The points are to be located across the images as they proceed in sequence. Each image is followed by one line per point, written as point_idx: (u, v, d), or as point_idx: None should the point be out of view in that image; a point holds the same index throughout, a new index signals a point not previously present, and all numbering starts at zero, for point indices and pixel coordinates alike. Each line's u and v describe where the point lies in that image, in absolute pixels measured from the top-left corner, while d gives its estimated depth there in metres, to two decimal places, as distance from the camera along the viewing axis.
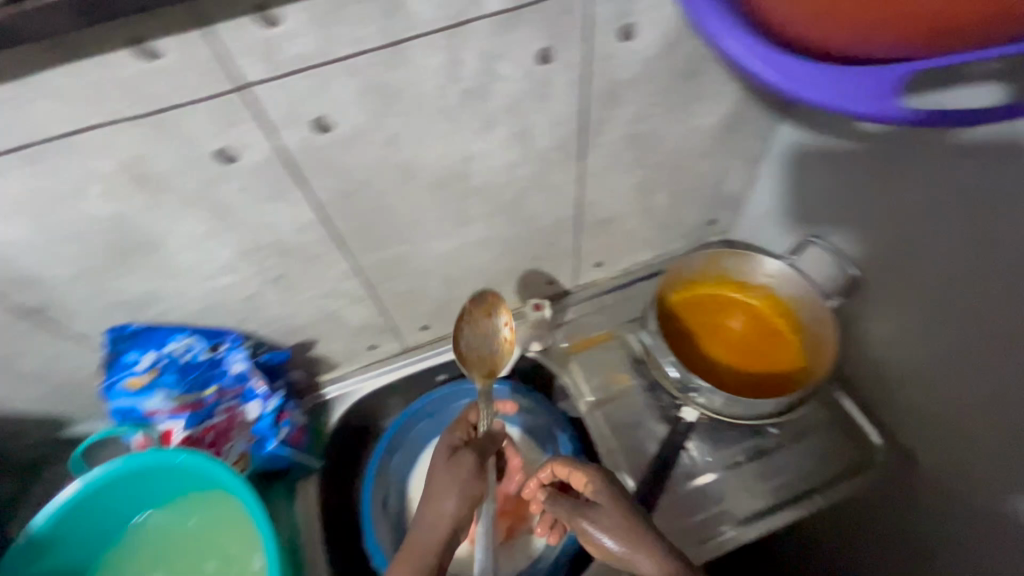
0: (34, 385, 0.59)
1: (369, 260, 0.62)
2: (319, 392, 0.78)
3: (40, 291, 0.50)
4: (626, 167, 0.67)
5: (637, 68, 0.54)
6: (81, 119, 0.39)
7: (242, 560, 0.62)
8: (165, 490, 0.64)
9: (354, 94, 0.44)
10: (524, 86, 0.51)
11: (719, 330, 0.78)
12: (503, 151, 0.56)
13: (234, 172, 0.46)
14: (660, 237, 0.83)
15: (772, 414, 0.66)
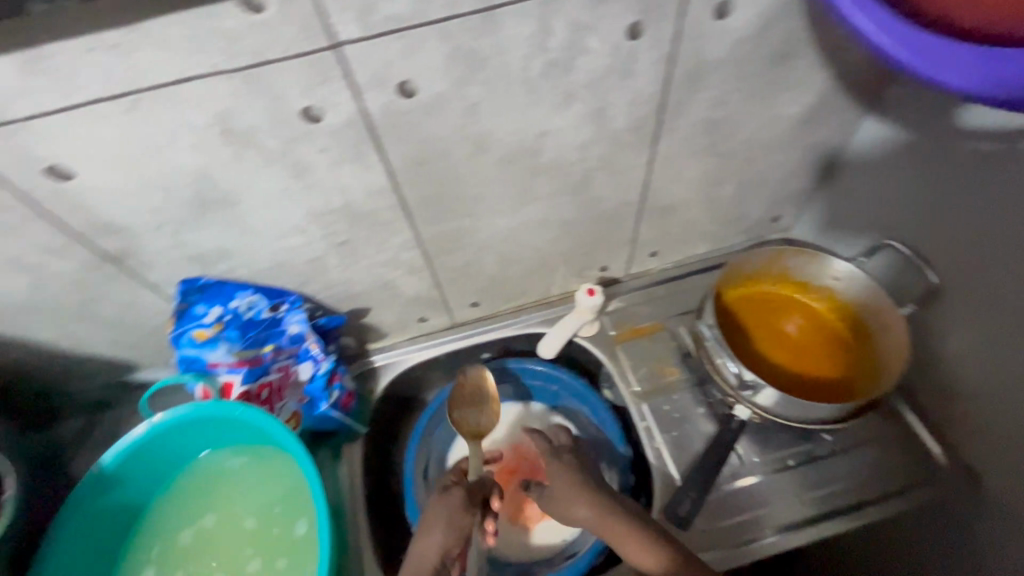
0: (108, 329, 0.62)
1: (431, 232, 0.62)
2: (367, 359, 0.79)
3: (123, 238, 0.51)
4: (698, 154, 0.64)
5: (726, 49, 0.52)
6: (182, 68, 0.39)
7: (288, 522, 0.63)
8: (223, 438, 0.66)
9: (442, 59, 0.44)
10: (609, 61, 0.49)
11: (777, 331, 0.75)
12: (577, 128, 0.55)
13: (316, 132, 0.46)
14: (721, 231, 0.81)
15: (832, 420, 0.63)
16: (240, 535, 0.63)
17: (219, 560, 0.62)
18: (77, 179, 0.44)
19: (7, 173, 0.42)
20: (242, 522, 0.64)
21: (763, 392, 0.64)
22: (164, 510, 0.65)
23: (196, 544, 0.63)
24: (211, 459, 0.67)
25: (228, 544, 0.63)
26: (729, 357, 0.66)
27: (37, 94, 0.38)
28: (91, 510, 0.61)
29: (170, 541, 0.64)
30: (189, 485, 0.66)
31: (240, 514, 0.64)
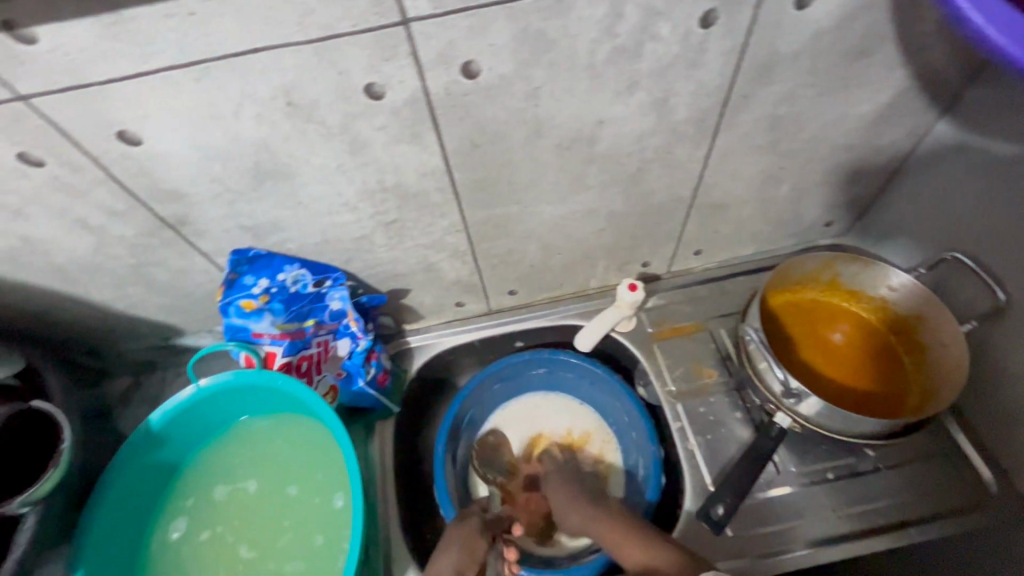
0: (160, 293, 0.63)
1: (478, 217, 0.61)
2: (402, 340, 0.79)
3: (181, 206, 0.52)
4: (758, 152, 0.62)
5: (801, 42, 0.50)
6: (254, 39, 0.39)
7: (324, 493, 0.65)
8: (267, 404, 0.68)
9: (509, 40, 0.43)
10: (678, 50, 0.47)
11: (824, 339, 0.73)
12: (637, 118, 0.53)
13: (377, 109, 0.46)
14: (771, 232, 0.78)
15: (878, 435, 0.61)
16: (277, 502, 0.65)
17: (255, 524, 0.64)
18: (144, 145, 0.45)
19: (80, 135, 0.43)
20: (279, 490, 0.65)
21: (808, 401, 0.62)
22: (205, 469, 0.67)
23: (234, 506, 0.65)
24: (254, 424, 0.69)
25: (264, 509, 0.65)
26: (772, 362, 0.63)
27: (115, 58, 0.39)
28: (139, 462, 0.63)
29: (209, 500, 0.66)
30: (231, 447, 0.68)
31: (279, 481, 0.66)
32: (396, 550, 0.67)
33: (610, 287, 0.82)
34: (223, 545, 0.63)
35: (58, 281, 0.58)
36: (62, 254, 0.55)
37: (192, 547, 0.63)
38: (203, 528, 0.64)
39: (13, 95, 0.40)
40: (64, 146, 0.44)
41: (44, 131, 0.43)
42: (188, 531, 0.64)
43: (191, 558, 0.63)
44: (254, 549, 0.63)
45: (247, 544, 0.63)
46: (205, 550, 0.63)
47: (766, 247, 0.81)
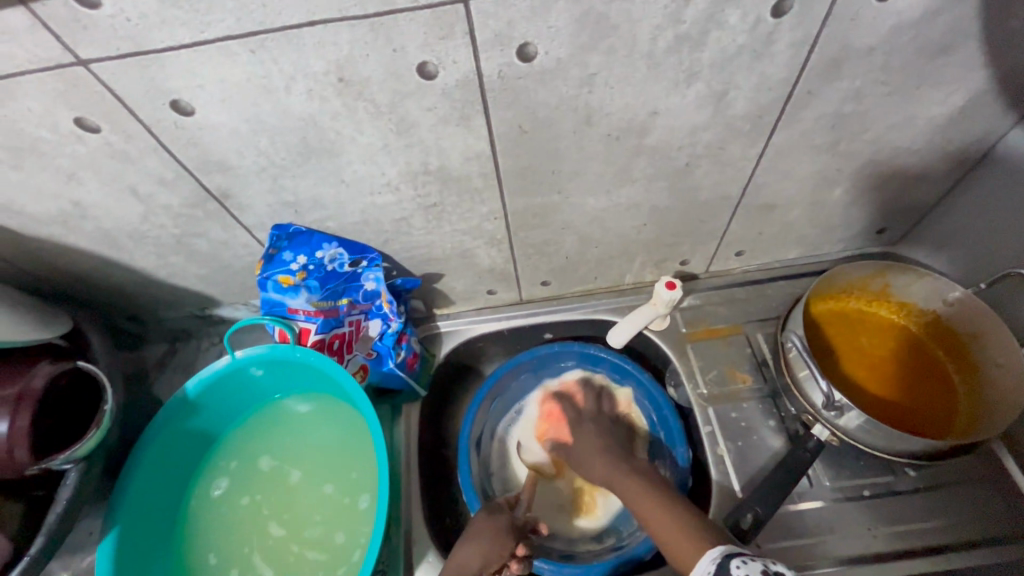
0: (200, 264, 0.64)
1: (518, 205, 0.60)
2: (432, 324, 0.79)
3: (227, 178, 0.52)
4: (816, 152, 0.59)
5: (877, 36, 0.47)
6: (310, 11, 0.39)
7: (352, 491, 0.64)
8: (312, 386, 0.69)
9: (569, 22, 0.42)
10: (744, 40, 0.45)
11: (871, 352, 0.70)
12: (693, 110, 0.51)
13: (427, 89, 0.45)
14: (819, 237, 0.75)
15: (925, 454, 0.59)
16: (306, 487, 0.65)
17: (283, 504, 0.65)
18: (196, 115, 0.45)
19: (135, 103, 0.44)
20: (311, 475, 0.66)
21: (849, 415, 0.59)
22: (243, 441, 0.69)
23: (265, 482, 0.66)
24: (297, 403, 0.70)
25: (294, 492, 0.65)
26: (816, 372, 0.61)
27: (174, 26, 0.39)
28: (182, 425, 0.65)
29: (243, 473, 0.67)
30: (271, 424, 0.70)
31: (312, 467, 0.66)
32: (416, 532, 0.67)
33: (645, 284, 0.80)
34: (248, 520, 0.64)
35: (105, 246, 0.59)
36: (110, 220, 0.56)
37: (219, 517, 0.65)
38: (233, 500, 0.66)
39: (73, 59, 0.40)
40: (119, 113, 0.44)
41: (100, 97, 0.43)
42: (218, 500, 0.66)
43: (216, 528, 0.64)
44: (277, 530, 0.63)
45: (271, 524, 0.64)
46: (231, 523, 0.64)
47: (811, 252, 0.78)
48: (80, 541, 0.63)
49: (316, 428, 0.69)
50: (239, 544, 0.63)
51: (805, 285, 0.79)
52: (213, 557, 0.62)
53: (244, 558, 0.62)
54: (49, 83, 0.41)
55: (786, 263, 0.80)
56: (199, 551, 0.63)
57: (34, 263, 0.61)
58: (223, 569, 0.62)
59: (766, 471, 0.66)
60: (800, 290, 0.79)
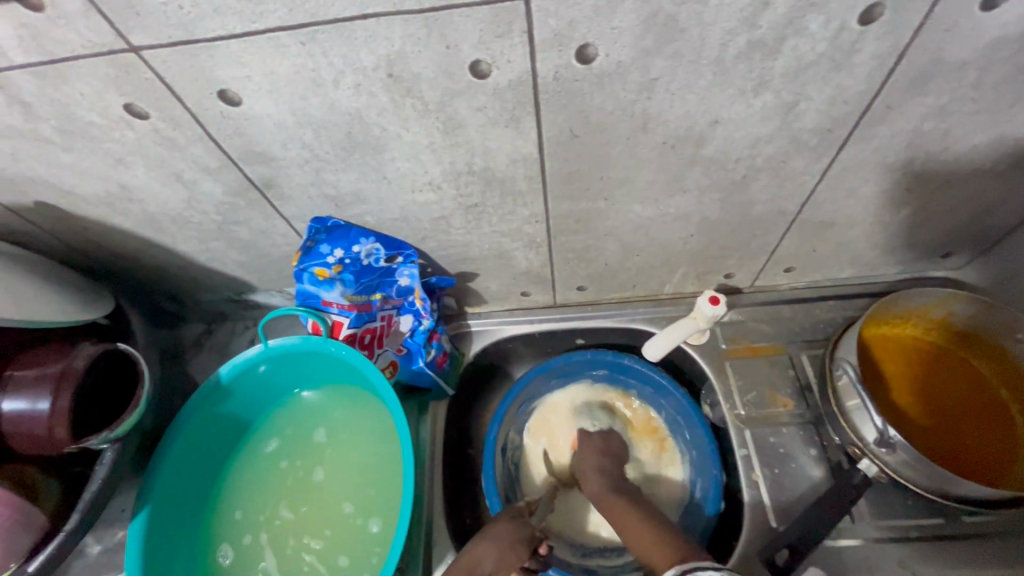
0: (239, 251, 0.64)
1: (561, 209, 0.58)
2: (463, 322, 0.78)
3: (270, 168, 0.51)
4: (887, 170, 0.55)
5: (974, 49, 0.42)
6: (362, 4, 0.37)
7: (368, 511, 0.63)
8: (351, 382, 0.68)
9: (635, 24, 0.39)
10: (823, 50, 0.42)
11: (928, 384, 0.65)
12: (758, 121, 0.48)
13: (479, 89, 0.43)
14: (879, 257, 0.70)
15: (982, 502, 0.55)
16: (337, 485, 0.65)
17: (310, 492, 0.65)
18: (243, 106, 0.44)
19: (184, 91, 0.43)
20: (345, 475, 0.65)
21: (903, 455, 0.56)
22: (304, 412, 0.70)
23: (308, 457, 0.67)
24: (335, 396, 0.70)
25: (324, 485, 0.65)
26: (870, 407, 0.57)
27: (226, 15, 0.38)
28: (234, 389, 0.66)
29: (291, 441, 0.68)
30: (334, 406, 0.69)
31: (350, 465, 0.66)
32: (435, 534, 0.67)
33: (685, 295, 0.76)
34: (278, 494, 0.65)
35: (148, 229, 0.60)
36: (155, 205, 0.56)
37: (244, 481, 0.67)
38: (275, 462, 0.67)
39: (125, 46, 0.39)
40: (168, 101, 0.44)
41: (151, 84, 0.43)
42: (253, 459, 0.68)
43: (252, 486, 0.66)
44: (293, 519, 0.64)
45: (292, 507, 0.64)
46: (257, 483, 0.66)
47: (867, 272, 0.73)
48: (113, 517, 0.65)
49: (344, 431, 0.68)
50: (261, 510, 0.65)
51: (858, 307, 0.74)
52: (239, 515, 0.65)
53: (255, 532, 0.63)
54: (102, 69, 0.41)
55: (839, 283, 0.75)
56: (222, 503, 0.65)
57: (81, 241, 0.62)
58: (240, 532, 0.64)
59: (803, 503, 0.63)
60: (851, 312, 0.74)
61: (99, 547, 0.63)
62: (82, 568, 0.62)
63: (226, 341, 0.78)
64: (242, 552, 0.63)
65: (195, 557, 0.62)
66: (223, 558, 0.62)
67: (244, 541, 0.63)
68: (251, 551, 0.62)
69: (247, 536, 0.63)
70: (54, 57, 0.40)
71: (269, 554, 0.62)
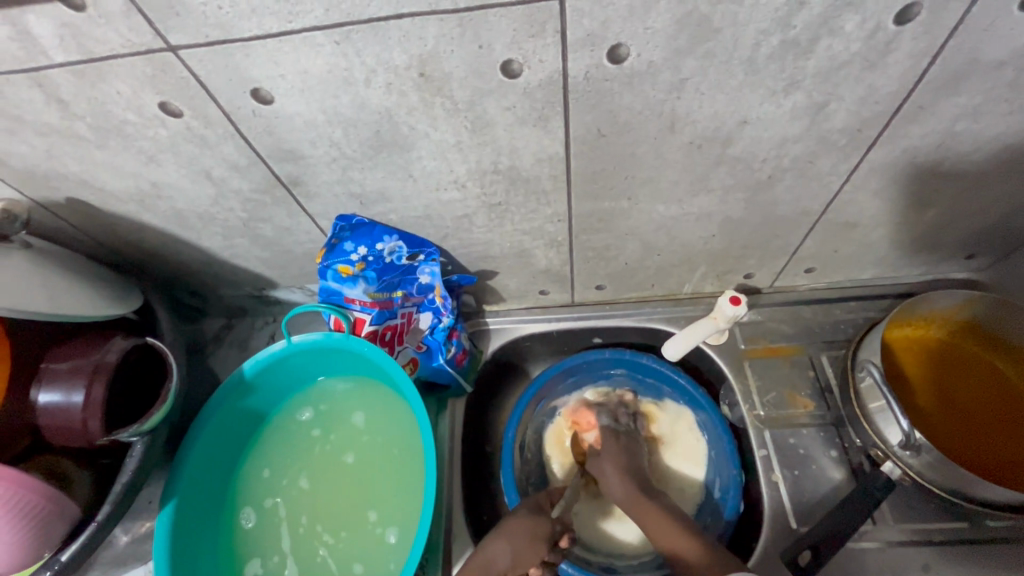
0: (262, 247, 0.65)
1: (584, 208, 0.58)
2: (481, 320, 0.78)
3: (297, 166, 0.52)
4: (915, 171, 0.54)
5: (1011, 49, 0.42)
6: (398, 4, 0.37)
7: (386, 515, 0.62)
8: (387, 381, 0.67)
9: (668, 24, 0.39)
10: (857, 50, 0.41)
11: (950, 387, 0.65)
12: (787, 121, 0.48)
13: (509, 88, 0.43)
14: (902, 259, 0.69)
15: (1008, 506, 0.54)
16: (363, 475, 0.65)
17: (333, 475, 0.65)
18: (275, 104, 0.45)
19: (217, 89, 0.44)
20: (369, 470, 0.65)
21: (927, 458, 0.55)
22: (343, 390, 0.70)
23: (342, 437, 0.67)
24: (375, 385, 0.69)
25: (349, 472, 0.65)
26: (895, 409, 0.56)
27: (263, 15, 0.38)
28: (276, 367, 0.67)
29: (329, 419, 0.69)
30: (372, 397, 0.69)
31: (377, 461, 0.65)
32: (455, 529, 0.67)
33: (704, 294, 0.76)
34: (305, 465, 0.67)
35: (175, 225, 0.61)
36: (183, 201, 0.57)
37: (278, 449, 0.68)
38: (309, 434, 0.68)
39: (163, 45, 0.40)
40: (201, 99, 0.44)
41: (186, 82, 0.43)
42: (291, 429, 0.69)
43: (283, 453, 0.68)
44: (314, 502, 0.64)
45: (315, 487, 0.65)
46: (289, 451, 0.68)
47: (888, 274, 0.72)
48: (140, 508, 0.66)
49: (375, 426, 0.67)
50: (286, 476, 0.66)
51: (878, 308, 0.74)
52: (266, 474, 0.67)
53: (277, 501, 0.65)
54: (140, 67, 0.42)
55: (859, 284, 0.74)
56: (256, 465, 0.67)
57: (108, 237, 0.63)
58: (264, 495, 0.65)
59: (825, 504, 0.63)
60: (872, 313, 0.74)
61: (128, 538, 0.64)
62: (111, 558, 0.63)
63: (248, 336, 0.79)
64: (265, 516, 0.64)
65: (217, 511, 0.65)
66: (246, 520, 0.64)
67: (265, 505, 0.65)
68: (267, 522, 0.64)
69: (270, 500, 0.65)
70: (92, 56, 0.41)
71: (283, 527, 0.63)
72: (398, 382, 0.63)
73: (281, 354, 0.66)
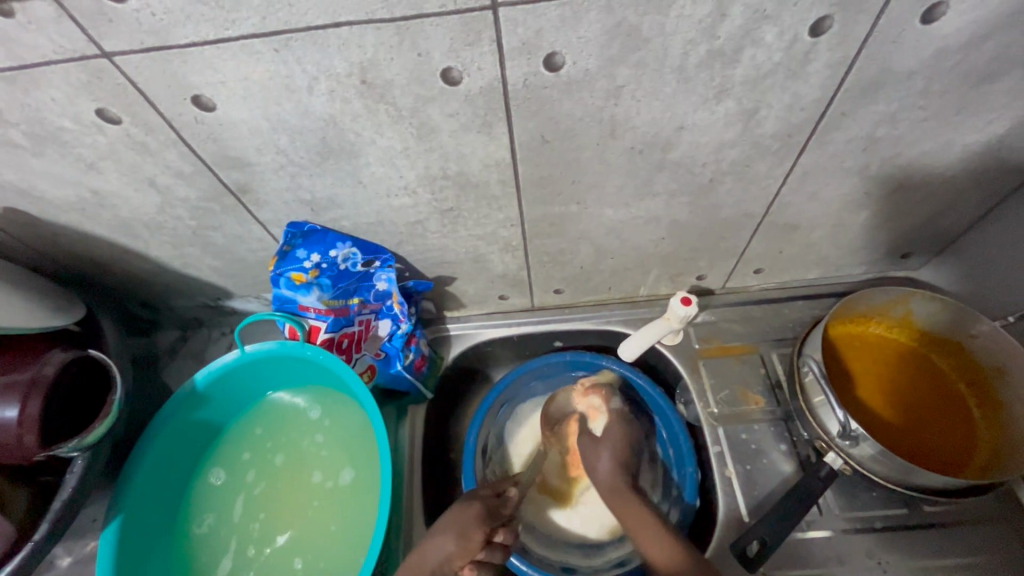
0: (215, 257, 0.64)
1: (535, 213, 0.59)
2: (442, 326, 0.78)
3: (244, 173, 0.52)
4: (845, 174, 0.57)
5: (918, 60, 0.45)
6: (335, 13, 0.38)
7: (317, 543, 0.61)
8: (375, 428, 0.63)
9: (599, 34, 0.41)
10: (778, 60, 0.44)
11: (887, 379, 0.68)
12: (722, 127, 0.50)
13: (451, 95, 0.44)
14: (842, 259, 0.72)
15: (941, 490, 0.57)
16: (327, 496, 0.63)
17: (303, 478, 0.65)
18: (217, 111, 0.45)
19: (156, 96, 0.43)
20: (333, 499, 0.63)
21: (866, 447, 0.58)
22: (352, 407, 0.67)
23: (335, 458, 0.65)
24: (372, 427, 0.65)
25: (312, 496, 0.64)
26: (833, 400, 0.59)
27: (199, 22, 0.38)
28: (290, 359, 0.66)
29: (332, 428, 0.67)
30: (365, 437, 0.65)
31: (339, 502, 0.63)
32: (414, 537, 0.67)
33: (659, 296, 0.78)
34: (290, 445, 0.67)
35: (120, 234, 0.59)
36: (128, 209, 0.56)
37: (279, 418, 0.69)
38: (312, 429, 0.68)
39: (97, 51, 0.40)
40: (140, 106, 0.44)
41: (123, 89, 0.43)
42: (300, 407, 0.69)
43: (284, 427, 0.68)
44: (269, 495, 0.64)
45: (280, 480, 0.65)
46: (288, 424, 0.68)
47: (832, 273, 0.76)
48: (85, 527, 0.64)
49: (354, 470, 0.64)
50: (273, 442, 0.67)
51: (823, 306, 0.77)
52: (258, 431, 0.68)
53: (249, 465, 0.66)
54: (73, 73, 0.41)
55: (806, 284, 0.78)
56: (256, 419, 0.69)
57: (50, 247, 0.61)
58: (241, 449, 0.67)
59: (775, 497, 0.65)
60: (818, 311, 0.77)
61: (70, 559, 0.62)
62: None
63: (205, 346, 0.77)
64: (233, 477, 0.66)
65: (203, 441, 0.67)
66: (215, 477, 0.66)
67: (243, 459, 0.67)
68: (228, 484, 0.65)
69: (247, 456, 0.67)
70: (23, 61, 0.40)
71: (237, 496, 0.65)
72: (360, 395, 0.63)
73: (281, 347, 0.64)
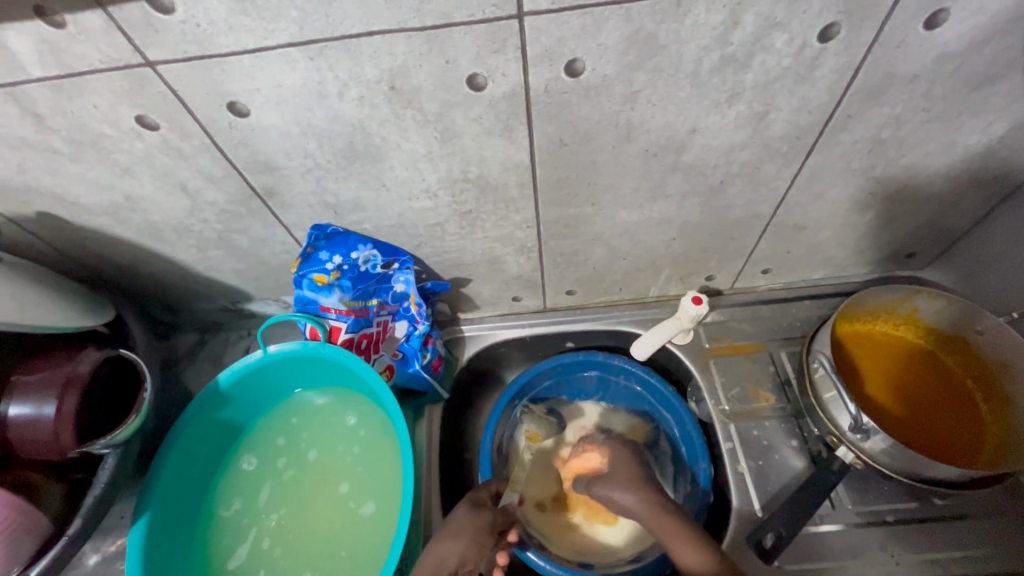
0: (238, 260, 0.66)
1: (551, 215, 0.61)
2: (457, 328, 0.80)
3: (272, 177, 0.53)
4: (851, 175, 0.59)
5: (921, 64, 0.47)
6: (369, 22, 0.40)
7: (325, 546, 0.62)
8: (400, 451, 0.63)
9: (618, 41, 0.43)
10: (787, 65, 0.46)
11: (894, 375, 0.69)
12: (733, 129, 0.52)
13: (475, 100, 0.46)
14: (848, 258, 0.74)
15: (952, 482, 0.58)
16: (349, 503, 0.64)
17: (330, 477, 0.66)
18: (251, 117, 0.47)
19: (193, 103, 0.45)
20: (353, 511, 0.64)
21: (879, 441, 0.59)
22: (385, 423, 0.67)
23: (364, 470, 0.66)
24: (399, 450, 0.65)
25: (333, 500, 0.65)
26: (844, 394, 0.60)
27: (240, 32, 0.40)
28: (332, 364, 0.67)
29: (365, 440, 0.68)
30: (392, 458, 0.65)
31: (359, 514, 0.63)
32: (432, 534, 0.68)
33: (669, 297, 0.80)
34: (324, 443, 0.68)
35: (148, 237, 0.61)
36: (158, 214, 0.58)
37: (318, 415, 0.70)
38: (347, 433, 0.69)
39: (141, 60, 0.42)
40: (178, 112, 0.46)
41: (163, 97, 0.45)
42: (340, 411, 0.70)
43: (320, 423, 0.70)
44: (295, 487, 0.66)
45: (309, 474, 0.67)
46: (325, 421, 0.70)
47: (838, 273, 0.77)
48: (112, 524, 0.65)
49: (376, 496, 0.64)
50: (308, 437, 0.69)
51: (830, 305, 0.79)
52: (294, 422, 0.70)
53: (282, 453, 0.69)
54: (116, 81, 0.43)
55: (814, 283, 0.79)
56: (296, 410, 0.71)
57: (79, 250, 0.63)
58: (276, 434, 0.70)
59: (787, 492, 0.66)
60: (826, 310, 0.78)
61: (97, 557, 0.63)
62: None
63: (226, 348, 0.79)
64: (264, 462, 0.68)
65: (241, 422, 0.70)
66: (248, 461, 0.68)
67: (277, 445, 0.69)
68: (257, 472, 0.68)
69: (281, 443, 0.69)
70: (70, 71, 0.42)
71: (264, 482, 0.67)
72: (385, 401, 0.64)
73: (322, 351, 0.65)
